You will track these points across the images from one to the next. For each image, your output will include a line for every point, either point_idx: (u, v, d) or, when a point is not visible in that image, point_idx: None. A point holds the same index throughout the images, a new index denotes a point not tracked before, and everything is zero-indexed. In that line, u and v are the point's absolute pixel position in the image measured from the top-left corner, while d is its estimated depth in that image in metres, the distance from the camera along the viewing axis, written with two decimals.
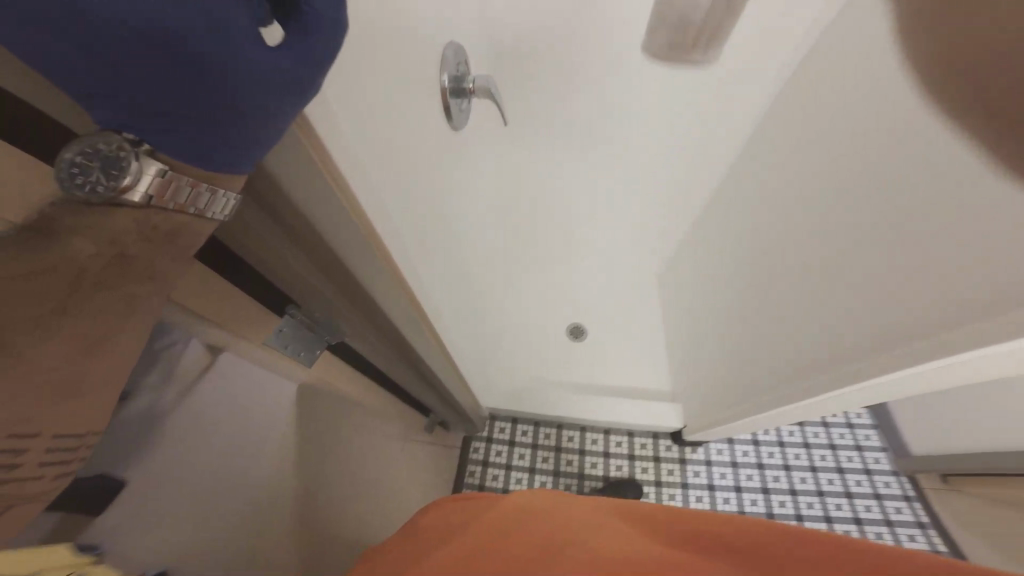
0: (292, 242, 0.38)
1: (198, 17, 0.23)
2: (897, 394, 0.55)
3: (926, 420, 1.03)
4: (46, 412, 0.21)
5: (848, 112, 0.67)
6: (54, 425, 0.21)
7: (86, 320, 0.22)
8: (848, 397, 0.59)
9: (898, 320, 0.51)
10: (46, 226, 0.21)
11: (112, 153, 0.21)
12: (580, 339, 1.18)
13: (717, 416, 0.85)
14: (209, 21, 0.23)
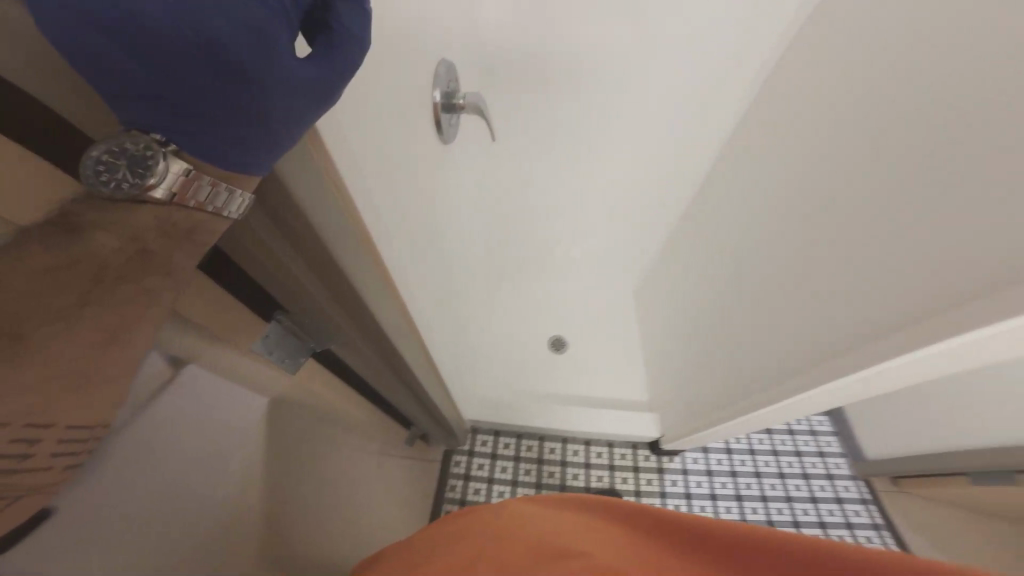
0: (289, 244, 0.37)
1: (237, 26, 0.25)
2: (849, 396, 0.60)
3: (878, 425, 1.11)
4: (62, 402, 0.22)
5: (804, 141, 0.74)
6: (67, 416, 0.22)
7: (107, 312, 0.23)
8: (811, 402, 0.63)
9: (845, 329, 0.55)
10: (70, 222, 0.21)
11: (140, 153, 0.23)
12: (561, 351, 1.21)
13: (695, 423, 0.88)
14: (246, 30, 0.26)
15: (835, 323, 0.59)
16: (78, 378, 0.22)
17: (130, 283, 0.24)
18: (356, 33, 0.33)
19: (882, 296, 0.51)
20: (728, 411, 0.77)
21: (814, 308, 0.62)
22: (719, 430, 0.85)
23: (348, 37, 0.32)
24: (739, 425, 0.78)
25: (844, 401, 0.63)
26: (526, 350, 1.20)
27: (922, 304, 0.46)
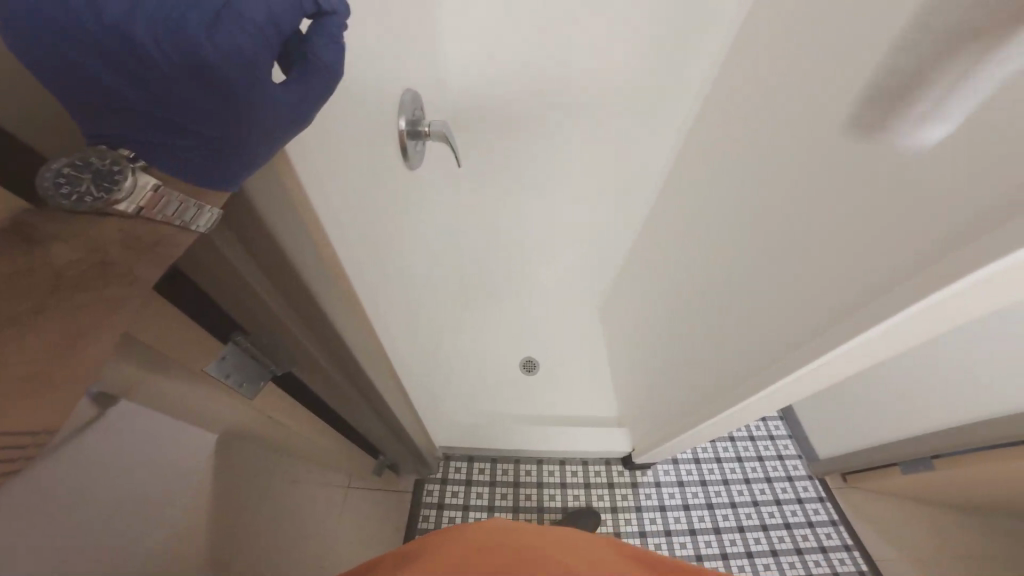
0: (254, 263, 0.37)
1: (225, 54, 0.27)
2: (799, 394, 0.65)
3: (823, 425, 1.18)
4: (19, 405, 0.21)
5: (728, 166, 0.81)
6: (22, 420, 0.21)
7: (64, 317, 0.23)
8: (767, 402, 0.68)
9: (791, 328, 0.60)
10: (26, 233, 0.21)
11: (107, 168, 0.23)
12: (533, 372, 1.22)
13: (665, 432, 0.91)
14: (234, 61, 0.27)
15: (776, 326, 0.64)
16: (34, 378, 0.22)
17: (89, 291, 0.24)
18: (330, 65, 0.34)
19: (821, 293, 0.56)
20: (695, 417, 0.81)
21: (761, 312, 0.67)
22: (688, 438, 0.88)
23: (321, 68, 0.34)
24: (707, 430, 0.82)
25: (794, 398, 0.68)
26: (497, 372, 1.21)
27: (855, 296, 0.51)
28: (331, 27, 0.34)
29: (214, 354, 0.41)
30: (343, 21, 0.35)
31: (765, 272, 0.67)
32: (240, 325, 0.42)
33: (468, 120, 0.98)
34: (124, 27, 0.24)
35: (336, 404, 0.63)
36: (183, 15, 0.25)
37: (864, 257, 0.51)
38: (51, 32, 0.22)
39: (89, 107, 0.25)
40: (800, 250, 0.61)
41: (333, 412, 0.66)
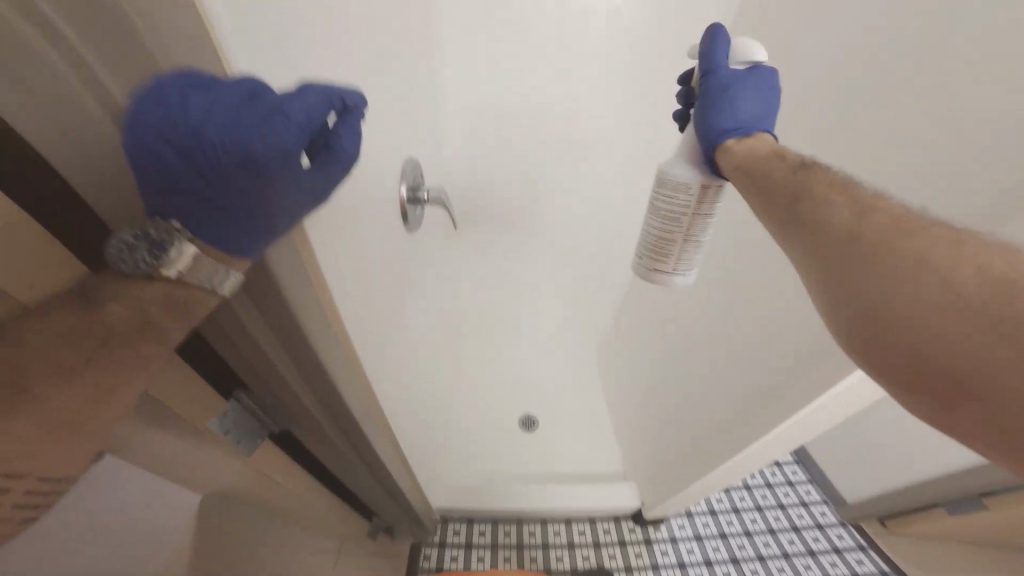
0: (264, 320, 0.40)
1: (275, 149, 0.31)
2: (822, 425, 0.67)
3: (844, 466, 1.15)
4: (45, 445, 0.26)
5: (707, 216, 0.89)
6: (45, 461, 0.27)
7: (103, 370, 0.28)
8: (794, 434, 0.69)
9: (788, 359, 0.64)
10: (91, 294, 0.28)
11: (161, 238, 0.29)
12: (532, 429, 1.19)
13: (680, 473, 0.89)
14: (280, 151, 0.31)
15: (773, 360, 0.66)
16: (63, 424, 0.27)
17: (126, 348, 0.28)
18: (348, 150, 0.38)
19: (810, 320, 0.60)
20: (706, 458, 0.80)
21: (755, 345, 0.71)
22: (704, 484, 0.85)
23: (342, 155, 0.38)
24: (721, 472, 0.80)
25: (824, 427, 0.68)
26: (498, 425, 1.19)
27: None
28: (354, 120, 0.39)
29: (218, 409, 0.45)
30: (362, 112, 0.39)
31: (750, 312, 0.71)
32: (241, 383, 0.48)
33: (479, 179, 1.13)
34: (199, 128, 0.28)
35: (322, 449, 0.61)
36: (244, 113, 0.29)
37: None
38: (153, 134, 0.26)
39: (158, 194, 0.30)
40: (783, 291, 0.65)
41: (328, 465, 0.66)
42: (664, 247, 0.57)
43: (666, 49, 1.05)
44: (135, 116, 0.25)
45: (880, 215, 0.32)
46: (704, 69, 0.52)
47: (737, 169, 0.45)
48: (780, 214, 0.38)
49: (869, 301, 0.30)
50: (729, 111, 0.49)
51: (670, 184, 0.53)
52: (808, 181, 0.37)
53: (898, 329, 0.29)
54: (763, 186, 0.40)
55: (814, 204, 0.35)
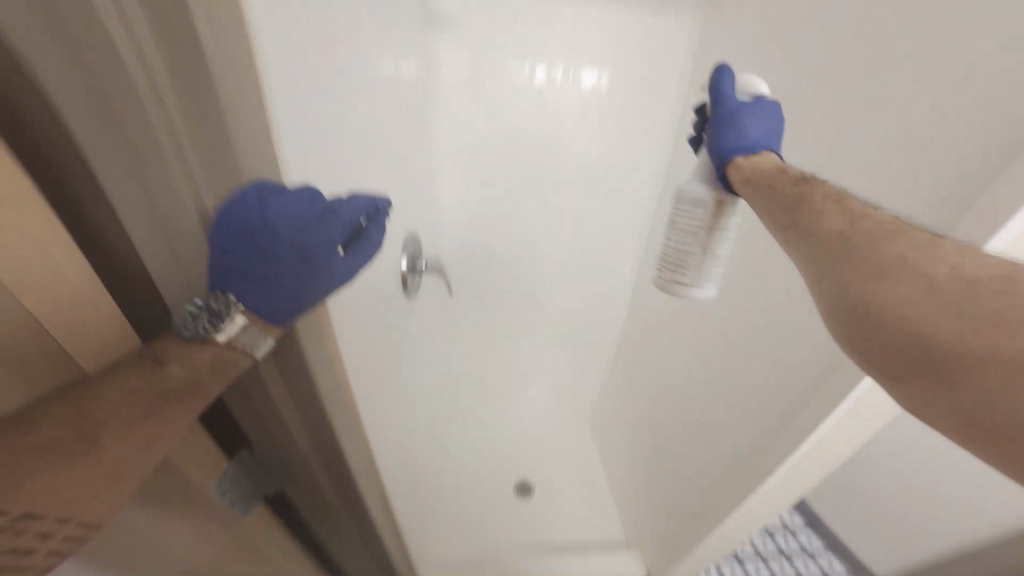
0: (282, 382, 0.45)
1: (324, 243, 0.39)
2: (817, 473, 0.68)
3: (848, 521, 1.21)
4: (94, 491, 0.30)
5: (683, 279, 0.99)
6: (86, 504, 0.30)
7: (156, 421, 0.33)
8: (795, 481, 0.70)
9: (779, 405, 0.68)
10: (157, 358, 0.35)
11: (218, 308, 0.36)
12: (528, 496, 1.21)
13: (689, 534, 0.86)
14: (327, 243, 0.40)
15: (761, 406, 0.71)
16: (113, 473, 0.31)
17: (177, 402, 0.34)
18: (375, 239, 0.46)
19: (781, 372, 0.68)
20: (714, 515, 0.79)
21: (736, 402, 0.78)
22: (709, 546, 0.85)
23: (368, 246, 0.45)
24: (729, 530, 0.79)
25: (820, 474, 0.68)
26: (495, 489, 1.22)
27: (814, 376, 0.62)
28: (383, 218, 0.48)
29: (219, 470, 0.49)
30: (389, 213, 0.49)
31: (735, 367, 0.79)
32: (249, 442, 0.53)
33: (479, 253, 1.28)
34: (269, 221, 0.35)
35: (320, 504, 0.63)
36: (304, 215, 0.38)
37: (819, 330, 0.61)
38: (234, 227, 0.34)
39: (215, 289, 0.37)
40: (755, 346, 0.74)
41: (322, 521, 0.68)
42: (681, 256, 0.52)
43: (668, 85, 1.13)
44: (224, 216, 0.33)
45: (869, 223, 0.35)
46: (713, 95, 0.55)
47: (744, 183, 0.46)
48: (780, 220, 0.40)
49: (861, 297, 0.32)
50: (738, 133, 0.50)
51: (687, 201, 0.52)
52: (809, 191, 0.40)
53: (886, 328, 0.31)
54: (766, 196, 0.43)
55: (813, 210, 0.38)
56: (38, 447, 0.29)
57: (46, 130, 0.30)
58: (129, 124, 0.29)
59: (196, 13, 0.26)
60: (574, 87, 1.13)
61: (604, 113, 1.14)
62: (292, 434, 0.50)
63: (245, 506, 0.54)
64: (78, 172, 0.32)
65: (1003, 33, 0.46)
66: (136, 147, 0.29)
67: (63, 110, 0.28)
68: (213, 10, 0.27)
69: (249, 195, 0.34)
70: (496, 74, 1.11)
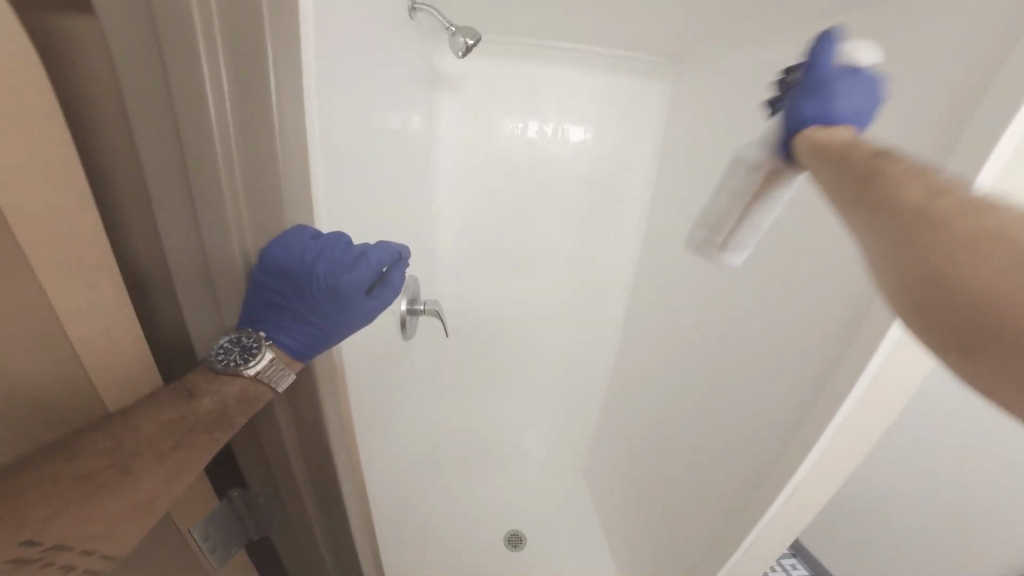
0: (292, 423, 0.47)
1: (349, 288, 0.43)
2: (814, 505, 0.70)
3: (846, 564, 1.21)
4: (120, 518, 0.34)
5: (673, 320, 1.05)
6: (114, 530, 0.34)
7: (183, 453, 0.37)
8: (790, 518, 0.71)
9: (771, 439, 0.71)
10: (191, 390, 0.39)
11: (250, 343, 0.40)
12: (519, 547, 1.18)
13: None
14: (352, 288, 0.43)
15: (752, 440, 0.75)
16: (142, 505, 0.35)
17: (202, 435, 0.38)
18: (396, 284, 0.51)
19: (766, 408, 0.73)
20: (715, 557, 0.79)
21: (726, 437, 0.81)
22: None
23: (390, 290, 0.50)
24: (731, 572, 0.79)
25: (820, 500, 0.69)
26: (485, 540, 1.19)
27: (794, 413, 0.67)
28: (401, 265, 0.53)
29: (206, 511, 0.48)
30: (406, 259, 0.54)
31: (725, 405, 0.83)
32: (240, 484, 0.52)
33: (476, 293, 1.31)
34: (312, 266, 0.40)
35: (305, 557, 0.60)
36: (338, 263, 0.42)
37: (801, 363, 0.67)
38: (273, 271, 0.38)
39: (245, 325, 0.41)
40: (742, 384, 0.79)
41: None
42: (721, 219, 0.53)
43: (651, 136, 1.24)
44: (268, 260, 0.38)
45: (959, 200, 0.29)
46: (808, 59, 0.45)
47: (812, 158, 0.40)
48: (846, 196, 0.35)
49: (940, 278, 0.28)
50: (817, 103, 0.43)
51: (737, 165, 0.51)
52: (886, 165, 0.33)
53: (968, 316, 0.26)
54: (833, 169, 0.37)
55: (893, 181, 0.32)
56: (78, 480, 0.34)
57: (130, 190, 0.37)
58: (194, 181, 0.34)
59: (275, 106, 0.33)
60: (563, 141, 1.24)
61: (594, 159, 1.24)
62: (291, 473, 0.50)
63: (230, 553, 0.53)
64: (140, 207, 0.37)
65: (953, 85, 0.53)
66: (197, 201, 0.34)
67: (147, 171, 0.34)
68: (285, 102, 0.34)
69: (295, 243, 0.38)
70: (493, 128, 1.22)
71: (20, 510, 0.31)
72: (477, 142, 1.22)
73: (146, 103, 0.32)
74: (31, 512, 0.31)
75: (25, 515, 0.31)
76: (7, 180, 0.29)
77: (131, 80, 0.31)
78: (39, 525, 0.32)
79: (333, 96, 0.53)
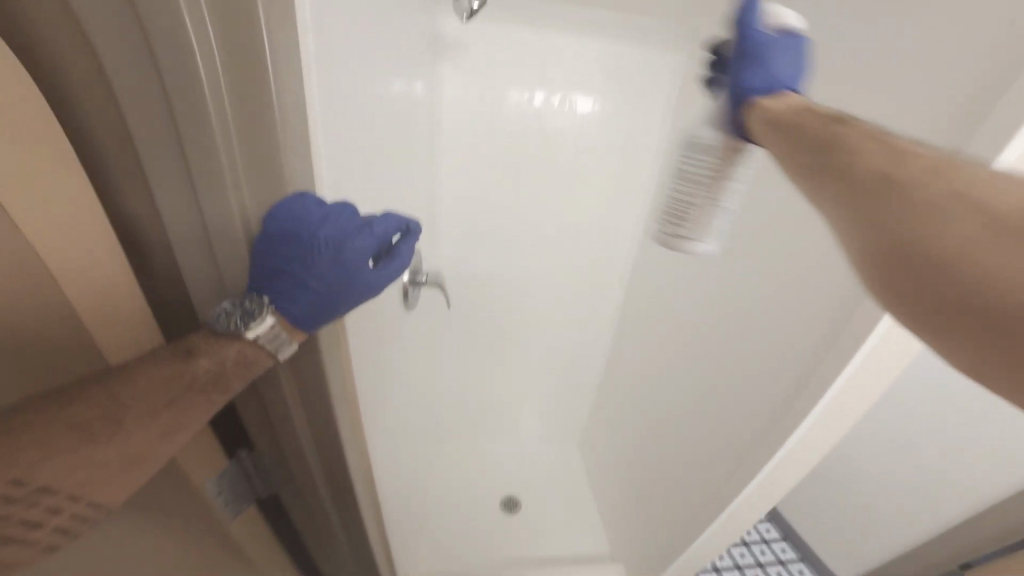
0: (298, 391, 0.48)
1: (355, 256, 0.44)
2: (791, 480, 0.75)
3: (816, 527, 1.31)
4: (108, 468, 0.36)
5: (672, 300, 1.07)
6: (100, 479, 0.36)
7: (177, 411, 0.39)
8: (766, 491, 0.77)
9: (760, 417, 0.75)
10: (190, 349, 0.40)
11: (252, 305, 0.41)
12: (513, 511, 1.26)
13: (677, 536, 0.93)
14: (358, 256, 0.44)
15: (744, 418, 0.79)
16: (130, 461, 0.37)
17: (197, 394, 0.39)
18: (405, 258, 0.52)
19: (764, 407, 0.74)
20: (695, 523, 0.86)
21: (725, 436, 0.83)
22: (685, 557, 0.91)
23: (398, 263, 0.50)
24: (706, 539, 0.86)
25: (795, 478, 0.75)
26: (481, 503, 1.26)
27: (783, 398, 0.71)
28: (412, 241, 0.54)
29: (217, 469, 0.50)
30: (417, 235, 0.55)
31: (723, 385, 0.85)
32: (248, 446, 0.55)
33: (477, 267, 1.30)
34: (316, 231, 0.41)
35: (311, 515, 0.64)
36: (344, 231, 0.44)
37: (796, 348, 0.70)
38: (278, 233, 0.39)
39: (249, 290, 0.42)
40: (741, 384, 0.81)
41: (311, 535, 0.69)
42: (684, 208, 0.57)
43: (662, 109, 1.20)
44: (271, 223, 0.38)
45: (917, 163, 0.34)
46: (741, 32, 0.53)
47: (759, 126, 0.49)
48: (810, 167, 0.40)
49: (908, 241, 0.30)
50: (760, 74, 0.52)
51: (698, 146, 0.56)
52: (843, 131, 0.40)
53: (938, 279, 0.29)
54: (791, 135, 0.43)
55: (850, 148, 0.38)
56: (71, 428, 0.35)
57: (118, 164, 0.36)
58: (194, 169, 0.34)
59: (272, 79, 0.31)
60: (570, 114, 1.20)
61: (604, 131, 1.21)
62: (298, 437, 0.52)
63: (242, 509, 0.56)
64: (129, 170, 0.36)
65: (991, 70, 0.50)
66: (196, 188, 0.34)
67: (143, 163, 0.34)
68: (284, 91, 0.34)
69: (298, 208, 0.39)
70: (497, 98, 1.18)
71: (15, 450, 0.33)
72: (480, 126, 1.19)
73: (129, 65, 0.30)
74: (24, 453, 0.33)
75: (18, 455, 0.33)
76: (7, 181, 0.29)
77: (115, 52, 0.30)
78: (30, 466, 0.33)
79: (330, 64, 0.50)
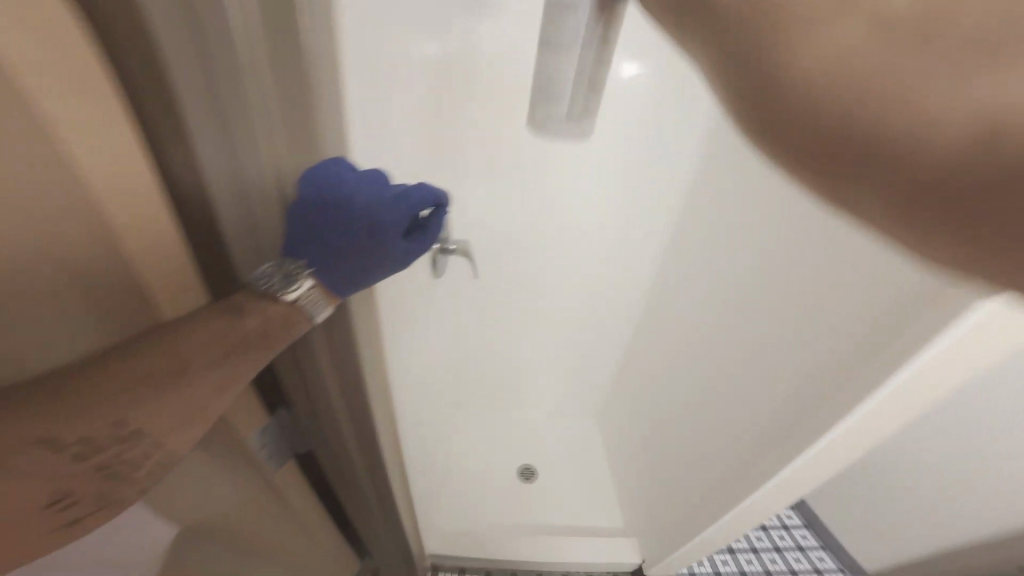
0: (331, 356, 0.49)
1: (387, 226, 0.47)
2: (818, 479, 0.70)
3: (844, 518, 1.27)
4: (171, 421, 0.40)
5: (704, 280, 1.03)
6: (167, 432, 0.40)
7: (227, 367, 0.41)
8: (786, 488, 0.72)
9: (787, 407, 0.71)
10: (232, 310, 0.41)
11: (291, 270, 0.43)
12: (530, 480, 1.29)
13: (684, 515, 0.95)
14: (389, 226, 0.47)
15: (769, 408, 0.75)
16: (188, 412, 0.40)
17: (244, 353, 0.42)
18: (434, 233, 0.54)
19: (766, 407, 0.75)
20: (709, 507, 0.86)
21: (724, 436, 0.85)
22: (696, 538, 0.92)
23: (427, 237, 0.53)
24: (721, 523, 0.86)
25: (818, 480, 0.70)
26: (499, 468, 1.30)
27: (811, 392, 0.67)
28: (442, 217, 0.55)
29: (260, 425, 0.54)
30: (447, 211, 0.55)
31: (751, 372, 0.82)
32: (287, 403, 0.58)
33: None
34: (353, 199, 0.45)
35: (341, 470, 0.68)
36: (377, 203, 0.47)
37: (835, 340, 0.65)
38: (318, 200, 0.41)
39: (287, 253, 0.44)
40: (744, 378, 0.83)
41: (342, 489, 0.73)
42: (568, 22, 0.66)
43: None
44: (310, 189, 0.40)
45: None
46: None
47: None
48: None
49: None
50: None
51: None
52: None
53: (804, 115, 0.21)
54: None
55: None
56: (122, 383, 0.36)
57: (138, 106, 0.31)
58: (238, 142, 0.33)
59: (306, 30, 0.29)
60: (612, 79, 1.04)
61: None
62: (330, 401, 0.54)
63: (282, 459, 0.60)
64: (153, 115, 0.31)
65: None
66: (236, 140, 0.33)
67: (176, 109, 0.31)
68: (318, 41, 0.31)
69: (335, 174, 0.41)
70: None
71: (77, 405, 0.35)
72: None
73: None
74: (84, 407, 0.35)
75: (80, 409, 0.35)
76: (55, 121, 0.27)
77: None
78: (91, 417, 0.36)
79: None
